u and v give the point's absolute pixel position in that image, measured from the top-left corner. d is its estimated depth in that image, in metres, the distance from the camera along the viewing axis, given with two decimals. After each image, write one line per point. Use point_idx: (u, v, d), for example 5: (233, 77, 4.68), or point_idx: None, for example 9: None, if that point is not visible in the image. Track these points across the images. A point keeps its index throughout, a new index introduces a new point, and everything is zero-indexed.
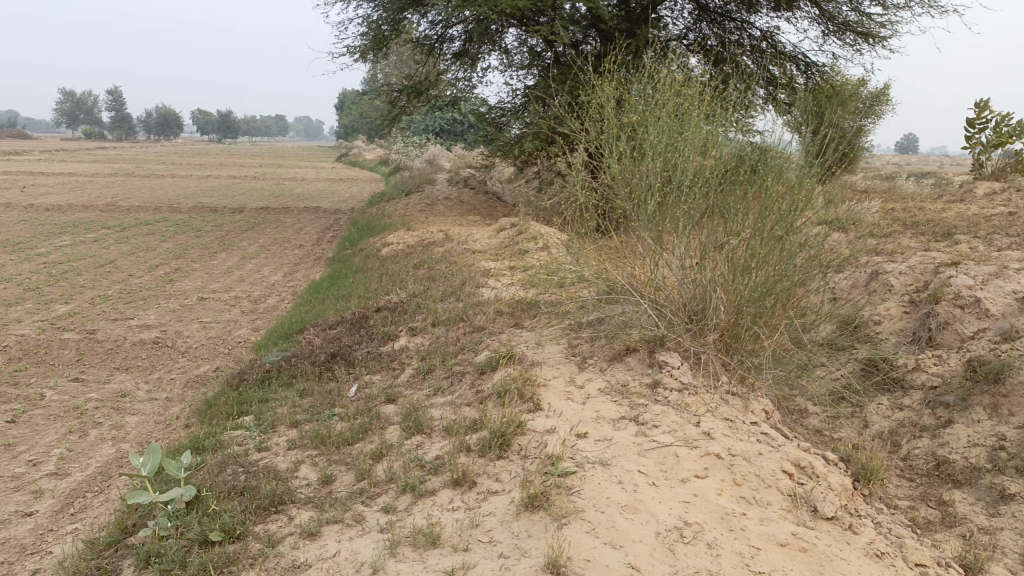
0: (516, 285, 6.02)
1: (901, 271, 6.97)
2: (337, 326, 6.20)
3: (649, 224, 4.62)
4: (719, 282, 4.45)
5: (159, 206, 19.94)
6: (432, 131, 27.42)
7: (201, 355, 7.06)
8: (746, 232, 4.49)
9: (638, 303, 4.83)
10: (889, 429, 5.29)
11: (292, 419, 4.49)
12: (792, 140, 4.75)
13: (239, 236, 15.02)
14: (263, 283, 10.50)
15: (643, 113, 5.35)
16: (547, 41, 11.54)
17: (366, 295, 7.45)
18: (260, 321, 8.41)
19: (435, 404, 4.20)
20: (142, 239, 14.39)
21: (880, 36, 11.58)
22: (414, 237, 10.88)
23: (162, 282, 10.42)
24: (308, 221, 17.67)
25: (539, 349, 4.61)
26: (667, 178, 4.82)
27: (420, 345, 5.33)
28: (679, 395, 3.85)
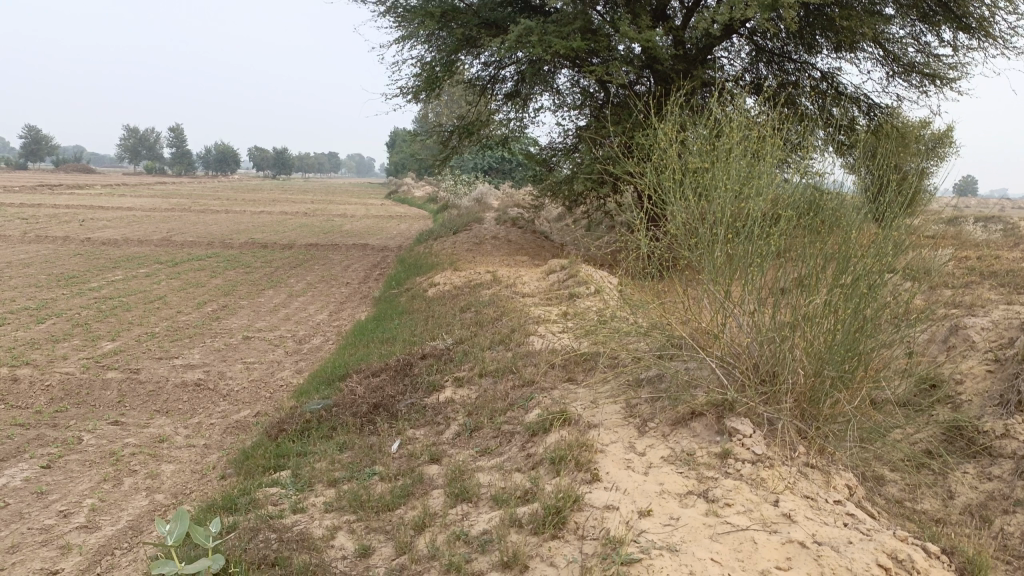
0: (568, 334, 5.71)
1: (983, 326, 6.48)
2: (380, 373, 5.96)
3: (718, 275, 4.31)
4: (796, 341, 4.10)
5: (212, 241, 20.22)
6: (481, 170, 27.49)
7: (242, 399, 6.89)
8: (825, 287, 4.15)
9: (703, 361, 4.49)
10: (979, 503, 4.80)
11: (330, 477, 4.23)
12: (873, 186, 4.40)
13: (287, 273, 15.06)
14: (309, 322, 10.39)
15: (708, 156, 5.05)
16: (600, 82, 11.36)
17: (412, 339, 7.22)
18: (303, 362, 8.25)
19: (482, 468, 3.89)
20: (192, 274, 14.49)
21: (948, 77, 11.12)
22: (462, 278, 10.68)
23: (208, 320, 10.39)
24: (356, 258, 17.68)
25: (595, 408, 4.29)
26: (736, 226, 4.50)
27: (467, 397, 5.04)
28: (752, 468, 3.48)
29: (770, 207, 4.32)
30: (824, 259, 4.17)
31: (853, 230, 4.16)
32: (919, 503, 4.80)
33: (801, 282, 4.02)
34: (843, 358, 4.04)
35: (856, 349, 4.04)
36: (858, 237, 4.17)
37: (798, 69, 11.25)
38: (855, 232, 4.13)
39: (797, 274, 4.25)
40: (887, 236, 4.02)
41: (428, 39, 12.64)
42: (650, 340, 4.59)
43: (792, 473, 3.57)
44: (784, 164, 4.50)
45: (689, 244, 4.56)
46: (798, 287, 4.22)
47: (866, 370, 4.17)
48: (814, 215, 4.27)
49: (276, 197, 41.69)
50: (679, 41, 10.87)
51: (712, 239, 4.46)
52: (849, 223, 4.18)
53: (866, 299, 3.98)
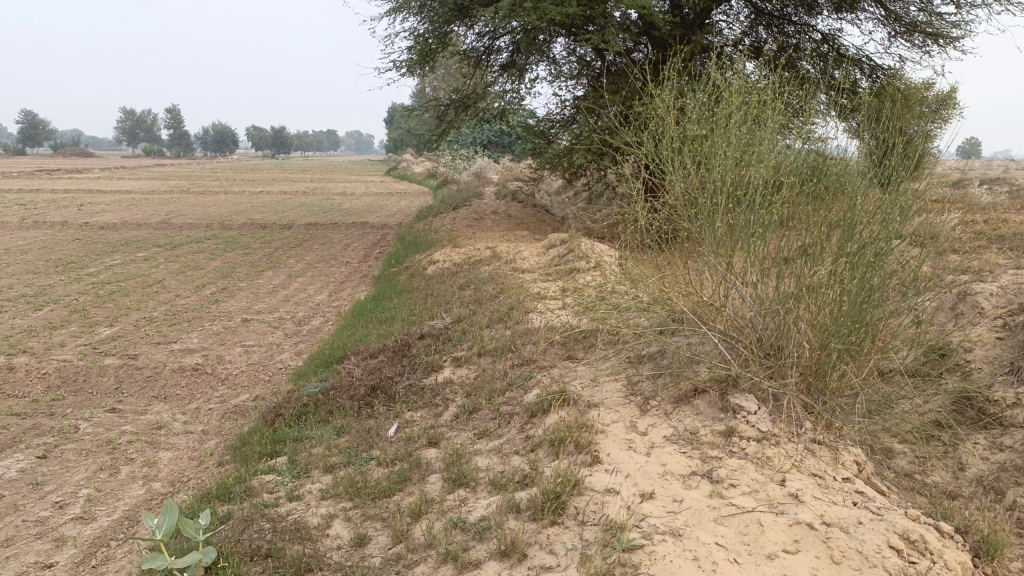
0: (567, 310, 5.59)
1: (992, 292, 6.35)
2: (378, 354, 5.86)
3: (720, 246, 4.19)
4: (802, 314, 3.98)
5: (211, 223, 20.10)
6: (480, 143, 27.23)
7: (240, 383, 6.81)
8: (831, 257, 4.02)
9: (705, 335, 4.38)
10: (990, 473, 4.70)
11: (326, 462, 4.14)
12: (877, 151, 4.26)
13: (286, 253, 14.94)
14: (308, 303, 10.29)
15: (707, 123, 4.89)
16: (597, 50, 11.13)
17: (411, 318, 7.11)
18: (303, 344, 8.16)
19: (481, 451, 3.80)
20: (191, 257, 14.39)
21: (952, 36, 10.87)
22: (461, 254, 10.55)
23: (207, 303, 10.29)
24: (356, 237, 17.55)
25: (595, 386, 4.19)
26: (737, 196, 4.36)
27: (465, 378, 4.94)
28: (757, 446, 3.38)
29: (772, 175, 4.19)
30: (829, 228, 4.05)
31: (858, 197, 4.03)
32: (929, 475, 4.71)
33: (806, 253, 3.90)
34: (850, 329, 3.93)
35: (863, 320, 3.93)
36: (864, 204, 4.04)
37: (798, 31, 11.00)
38: (860, 200, 4.00)
39: (800, 245, 4.12)
40: (893, 203, 3.89)
41: (421, 11, 12.38)
42: (650, 315, 4.47)
43: (799, 450, 3.47)
44: (786, 131, 4.36)
45: (690, 215, 4.43)
46: (802, 258, 4.10)
47: (873, 342, 4.06)
48: (818, 182, 4.14)
49: (275, 176, 41.45)
50: (677, 5, 10.62)
51: (713, 210, 4.32)
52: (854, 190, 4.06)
53: (873, 268, 3.87)
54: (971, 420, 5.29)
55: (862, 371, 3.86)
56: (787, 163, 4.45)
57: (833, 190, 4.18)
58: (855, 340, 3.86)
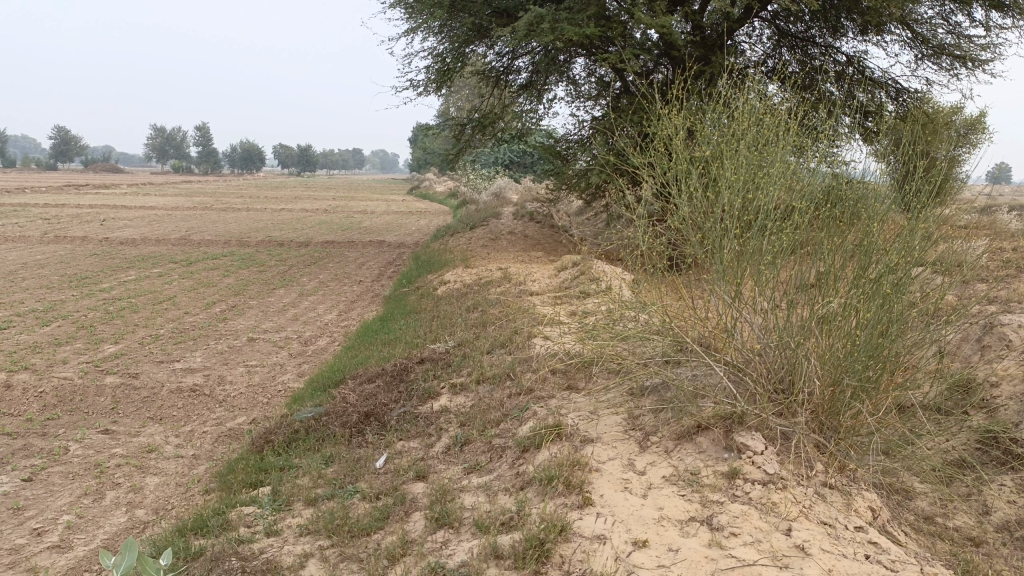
0: (570, 336, 5.37)
1: (1021, 324, 6.04)
2: (375, 379, 5.67)
3: (728, 273, 3.96)
4: (814, 347, 3.75)
5: (229, 239, 20.14)
6: (501, 164, 27.19)
7: (238, 405, 6.65)
8: (845, 286, 3.79)
9: (711, 368, 4.14)
10: (1017, 519, 4.41)
11: (309, 495, 3.95)
12: (896, 174, 4.04)
13: (300, 271, 14.87)
14: (316, 322, 10.16)
15: (718, 145, 4.69)
16: (615, 70, 10.98)
17: (414, 341, 6.92)
18: (306, 365, 8.00)
19: (469, 487, 3.59)
20: (206, 274, 14.37)
21: (981, 59, 10.60)
22: (473, 275, 10.39)
23: (215, 321, 10.20)
24: (372, 255, 17.47)
25: (593, 419, 3.96)
26: (747, 221, 4.14)
27: (461, 407, 4.73)
28: (762, 490, 3.14)
29: (785, 198, 3.98)
30: (845, 254, 3.81)
31: (877, 222, 3.81)
32: (951, 519, 4.41)
33: (821, 281, 3.67)
34: (866, 364, 3.69)
35: (879, 354, 3.69)
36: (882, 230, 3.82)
37: (821, 53, 10.78)
38: (879, 226, 3.77)
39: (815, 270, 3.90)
40: (914, 229, 3.67)
41: (439, 30, 12.32)
42: (653, 344, 4.24)
43: (808, 494, 3.22)
44: (800, 151, 4.16)
45: (696, 238, 4.21)
46: (817, 286, 3.87)
47: (890, 377, 3.82)
48: (833, 205, 3.92)
49: (298, 194, 41.72)
50: (697, 26, 10.45)
51: (721, 232, 4.11)
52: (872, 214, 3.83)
53: (892, 298, 3.62)
54: (998, 461, 4.98)
55: (880, 409, 3.60)
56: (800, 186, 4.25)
57: (849, 213, 3.95)
58: (871, 376, 3.61)
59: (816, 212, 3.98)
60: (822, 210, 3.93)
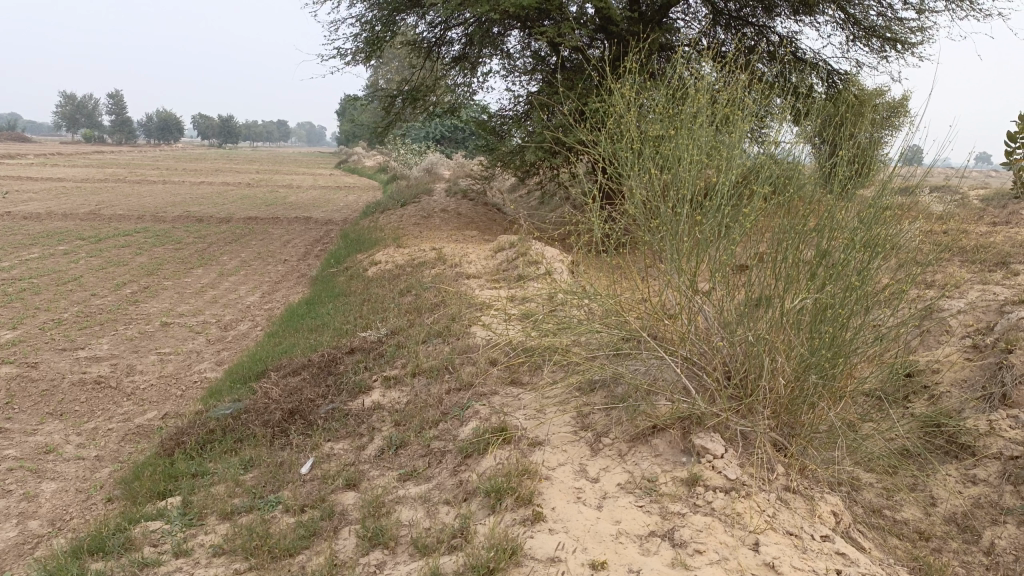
0: (512, 324, 5.06)
1: (959, 309, 6.01)
2: (301, 370, 5.24)
3: (684, 261, 3.73)
4: (773, 341, 3.55)
5: (143, 214, 19.04)
6: (432, 138, 26.57)
7: (149, 399, 6.12)
8: (805, 278, 3.60)
9: (663, 361, 3.90)
10: (965, 511, 4.34)
11: (226, 508, 3.55)
12: (854, 161, 3.87)
13: (220, 249, 14.12)
14: (237, 305, 9.58)
15: (669, 124, 4.45)
16: (552, 44, 10.63)
17: (343, 327, 6.50)
18: (226, 353, 7.47)
19: (406, 497, 3.25)
20: (117, 252, 13.49)
21: (909, 42, 10.65)
22: (405, 255, 9.96)
23: (126, 304, 9.50)
24: (297, 232, 16.78)
25: (540, 419, 3.66)
26: (702, 207, 3.90)
27: (396, 403, 4.37)
28: (726, 500, 2.91)
29: (743, 181, 3.77)
30: (807, 241, 3.63)
31: (838, 208, 3.64)
32: (901, 512, 4.31)
33: (785, 271, 3.48)
34: (828, 360, 3.51)
35: (841, 350, 3.52)
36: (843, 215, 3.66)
37: (756, 32, 10.66)
38: (841, 211, 3.61)
39: (772, 258, 3.72)
40: (878, 216, 3.51)
41: None
42: (603, 337, 3.97)
43: (771, 501, 3.00)
44: (756, 133, 3.97)
45: (649, 224, 3.97)
46: (777, 278, 3.67)
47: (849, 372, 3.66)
48: (792, 191, 3.73)
49: (220, 166, 40.06)
50: (635, 1, 10.18)
51: (677, 217, 3.88)
52: (833, 199, 3.66)
53: (855, 288, 3.46)
54: (942, 449, 4.88)
55: (844, 406, 3.42)
56: (757, 170, 4.06)
57: (807, 198, 3.77)
58: (835, 372, 3.43)
59: (775, 196, 3.79)
60: (781, 195, 3.74)
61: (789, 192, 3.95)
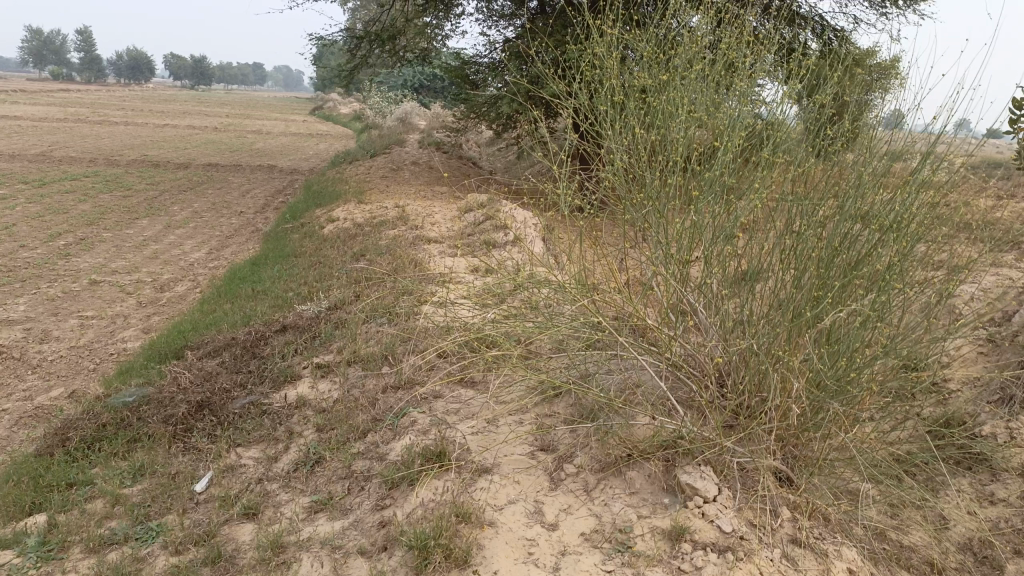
0: (468, 304, 4.33)
1: (973, 295, 5.33)
2: (222, 351, 4.50)
3: (677, 243, 3.02)
4: (780, 354, 2.88)
5: (96, 158, 17.90)
6: (409, 86, 25.35)
7: (56, 374, 5.36)
8: (825, 275, 2.92)
9: (642, 366, 3.22)
10: None
11: (95, 537, 2.85)
12: (885, 137, 3.18)
13: (173, 199, 13.16)
14: (179, 262, 8.75)
15: (659, 77, 3.72)
16: None
17: (283, 297, 5.74)
18: (156, 319, 6.68)
19: (312, 539, 2.57)
20: (58, 198, 12.51)
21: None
22: (365, 212, 9.16)
23: (55, 257, 8.62)
24: (259, 182, 15.83)
25: (490, 434, 2.97)
26: (698, 181, 3.20)
27: (323, 400, 3.66)
28: (719, 562, 2.25)
29: (750, 146, 3.08)
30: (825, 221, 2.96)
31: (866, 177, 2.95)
32: None
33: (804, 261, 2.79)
34: (847, 375, 2.85)
35: (862, 364, 2.86)
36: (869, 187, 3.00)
37: None
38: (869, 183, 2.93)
39: (781, 241, 3.05)
40: (917, 194, 2.85)
41: None
42: (571, 335, 3.28)
43: (774, 559, 2.34)
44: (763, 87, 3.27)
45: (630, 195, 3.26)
46: (788, 271, 2.99)
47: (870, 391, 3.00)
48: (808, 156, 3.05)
49: (190, 108, 38.45)
50: None
51: (665, 186, 3.17)
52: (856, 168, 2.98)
53: (886, 284, 2.78)
54: None
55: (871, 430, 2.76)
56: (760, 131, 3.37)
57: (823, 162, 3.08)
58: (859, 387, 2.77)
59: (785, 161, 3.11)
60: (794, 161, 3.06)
61: (798, 158, 3.27)
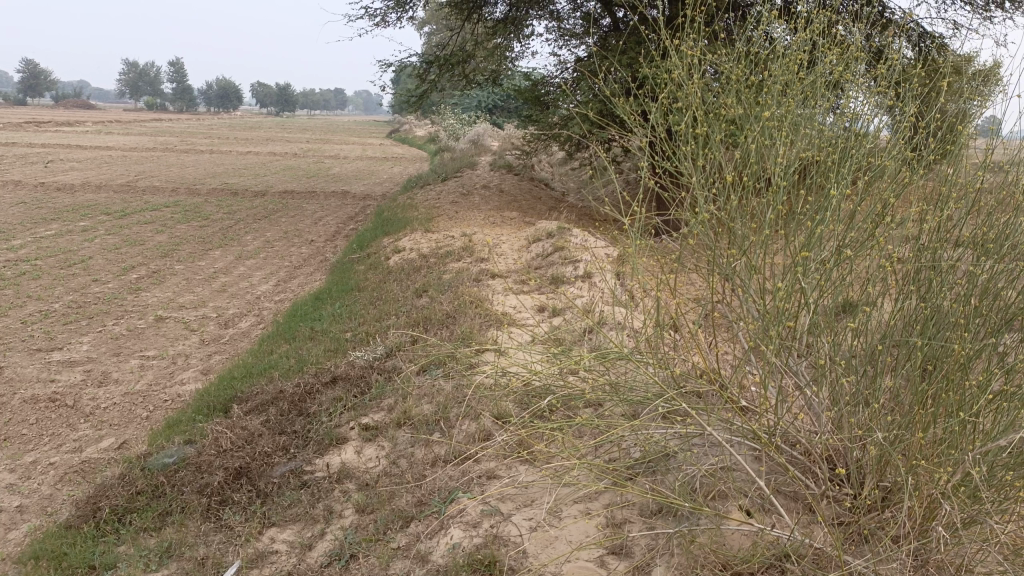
0: (531, 359, 3.88)
1: None
2: (270, 406, 4.19)
3: (780, 306, 2.51)
4: (914, 447, 2.31)
5: (177, 187, 18.32)
6: (482, 107, 25.30)
7: (108, 422, 5.18)
8: (972, 350, 2.32)
9: (736, 452, 2.69)
10: None
11: None
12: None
13: (246, 228, 13.23)
14: (245, 296, 8.63)
15: (750, 105, 3.21)
16: (605, 2, 9.17)
17: (340, 340, 5.43)
18: (216, 359, 6.50)
19: None
20: (137, 229, 12.72)
21: (1020, 0, 8.98)
22: (432, 242, 8.86)
23: (126, 293, 8.62)
24: (332, 208, 15.84)
25: (551, 532, 2.54)
26: (802, 233, 2.67)
27: (368, 470, 3.28)
28: None
29: (866, 185, 2.55)
30: (961, 275, 2.40)
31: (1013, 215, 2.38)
32: None
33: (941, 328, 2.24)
34: (1003, 474, 2.24)
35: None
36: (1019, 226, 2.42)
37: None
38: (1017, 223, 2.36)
39: (908, 299, 2.50)
40: None
41: None
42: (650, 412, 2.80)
43: None
44: (876, 110, 2.74)
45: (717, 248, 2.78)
46: (926, 343, 2.41)
47: None
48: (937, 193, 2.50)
49: (272, 135, 39.53)
50: None
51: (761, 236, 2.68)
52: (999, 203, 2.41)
53: None
54: None
55: None
56: (873, 160, 2.83)
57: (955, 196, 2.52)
58: (1017, 484, 2.20)
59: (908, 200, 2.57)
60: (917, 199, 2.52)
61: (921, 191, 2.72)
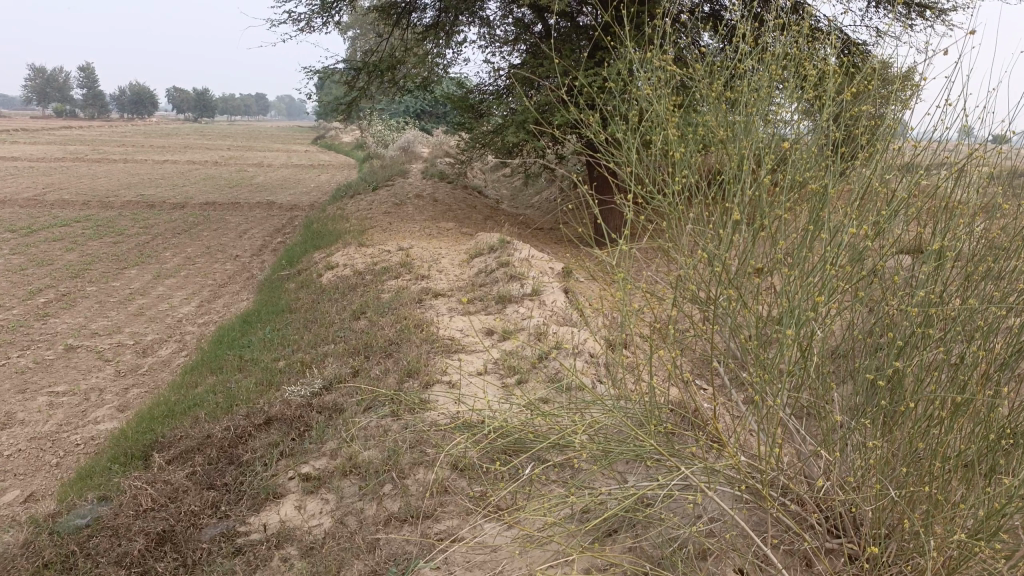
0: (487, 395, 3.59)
1: None
2: (197, 454, 3.78)
3: (777, 348, 2.28)
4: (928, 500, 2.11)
5: (89, 200, 17.29)
6: (410, 113, 24.81)
7: (12, 472, 4.64)
8: (984, 392, 2.14)
9: (727, 504, 2.46)
10: None
11: None
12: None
13: (166, 243, 12.51)
14: (166, 319, 8.06)
15: (724, 120, 2.97)
16: (537, 7, 8.80)
17: (273, 371, 5.02)
18: (135, 392, 5.98)
19: None
20: (45, 248, 11.85)
21: (940, 10, 9.16)
22: (367, 257, 8.47)
23: (32, 319, 7.93)
24: (257, 220, 15.19)
25: None
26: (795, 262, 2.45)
27: (312, 531, 2.93)
28: None
29: (830, 197, 2.39)
30: (943, 295, 2.27)
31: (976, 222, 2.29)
32: None
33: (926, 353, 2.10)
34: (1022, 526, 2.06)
35: None
36: (974, 233, 2.35)
37: None
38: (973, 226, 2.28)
39: (888, 324, 2.34)
40: None
41: None
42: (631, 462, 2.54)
43: None
44: (825, 113, 2.61)
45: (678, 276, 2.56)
46: (933, 385, 2.21)
47: None
48: (900, 204, 2.38)
49: (191, 143, 38.03)
50: None
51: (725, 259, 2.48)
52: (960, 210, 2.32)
53: None
54: None
55: None
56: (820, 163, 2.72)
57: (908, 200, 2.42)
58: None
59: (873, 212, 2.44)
60: (883, 211, 2.39)
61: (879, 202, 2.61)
